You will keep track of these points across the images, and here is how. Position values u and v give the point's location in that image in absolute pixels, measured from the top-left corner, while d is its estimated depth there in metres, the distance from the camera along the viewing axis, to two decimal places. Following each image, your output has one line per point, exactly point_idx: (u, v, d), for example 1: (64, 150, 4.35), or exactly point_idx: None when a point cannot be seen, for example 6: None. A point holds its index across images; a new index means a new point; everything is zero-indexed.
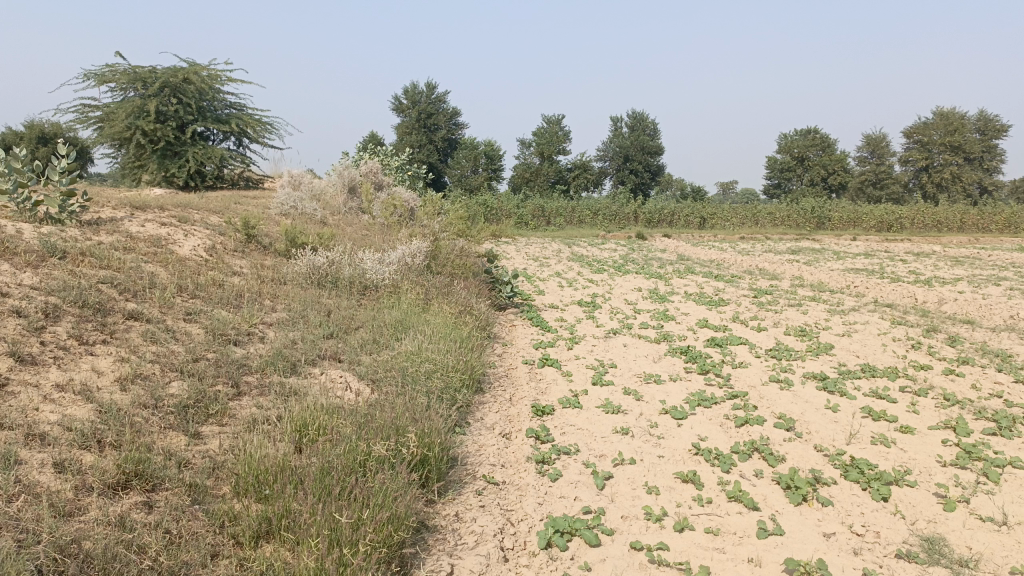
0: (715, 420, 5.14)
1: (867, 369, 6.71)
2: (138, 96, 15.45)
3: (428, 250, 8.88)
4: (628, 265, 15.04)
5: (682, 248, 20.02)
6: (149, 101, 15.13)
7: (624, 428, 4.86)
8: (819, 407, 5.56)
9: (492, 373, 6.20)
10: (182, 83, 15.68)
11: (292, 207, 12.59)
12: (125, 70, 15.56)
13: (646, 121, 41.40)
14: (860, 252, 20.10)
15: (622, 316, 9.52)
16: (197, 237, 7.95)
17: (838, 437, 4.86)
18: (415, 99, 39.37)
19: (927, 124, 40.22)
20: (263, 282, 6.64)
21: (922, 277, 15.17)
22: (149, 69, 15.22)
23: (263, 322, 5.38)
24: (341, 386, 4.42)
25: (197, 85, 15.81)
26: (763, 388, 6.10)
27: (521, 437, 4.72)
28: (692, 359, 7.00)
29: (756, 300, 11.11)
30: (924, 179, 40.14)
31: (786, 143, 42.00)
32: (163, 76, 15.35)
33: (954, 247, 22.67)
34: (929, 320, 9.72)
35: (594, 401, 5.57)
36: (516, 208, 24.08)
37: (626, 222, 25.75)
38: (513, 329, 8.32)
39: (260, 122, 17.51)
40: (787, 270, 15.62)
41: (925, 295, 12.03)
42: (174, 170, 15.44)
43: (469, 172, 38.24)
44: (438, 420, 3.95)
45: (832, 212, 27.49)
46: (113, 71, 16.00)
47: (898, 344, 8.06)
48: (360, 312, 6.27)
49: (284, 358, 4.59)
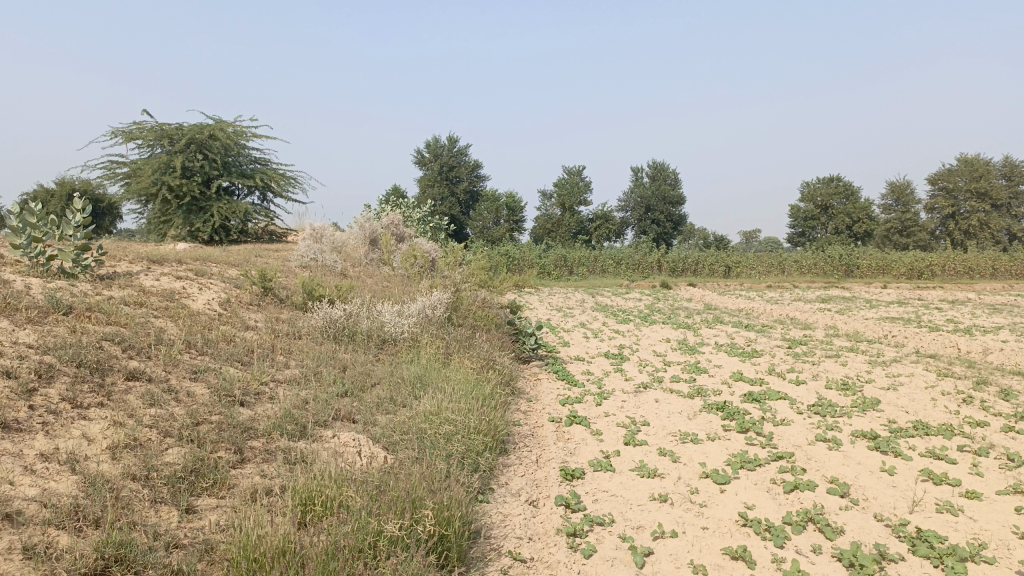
0: (761, 485, 4.72)
1: (920, 427, 6.22)
2: (165, 152, 15.58)
3: (450, 302, 8.59)
4: (655, 315, 14.65)
5: (707, 297, 19.61)
6: (175, 157, 15.22)
7: (662, 496, 4.45)
8: (873, 470, 5.11)
9: (517, 432, 5.82)
10: (208, 139, 15.75)
11: (312, 259, 12.46)
12: (152, 128, 15.74)
13: (667, 171, 41.36)
14: (892, 300, 19.53)
15: (651, 369, 9.12)
16: (213, 290, 7.74)
17: (899, 506, 4.40)
18: (437, 152, 39.74)
19: (952, 171, 39.79)
20: (277, 336, 6.38)
21: (962, 325, 14.58)
22: (175, 125, 15.36)
23: (273, 380, 5.07)
24: (353, 451, 4.07)
25: (223, 141, 15.88)
26: (810, 448, 5.66)
27: (549, 505, 4.33)
28: (729, 417, 6.57)
29: (791, 351, 10.66)
30: (951, 226, 39.52)
31: (809, 191, 41.69)
32: (189, 132, 15.44)
33: (988, 295, 22.03)
34: (977, 371, 9.19)
35: (628, 464, 5.17)
36: (538, 259, 23.85)
37: (650, 271, 25.40)
38: (538, 384, 7.96)
39: (284, 176, 17.52)
40: (819, 320, 15.13)
41: (968, 345, 11.49)
42: (198, 225, 15.41)
43: (490, 224, 38.30)
44: (459, 490, 3.58)
45: (860, 260, 26.97)
46: (140, 129, 16.19)
47: (948, 398, 7.55)
48: (378, 368, 5.95)
49: (293, 420, 4.26)
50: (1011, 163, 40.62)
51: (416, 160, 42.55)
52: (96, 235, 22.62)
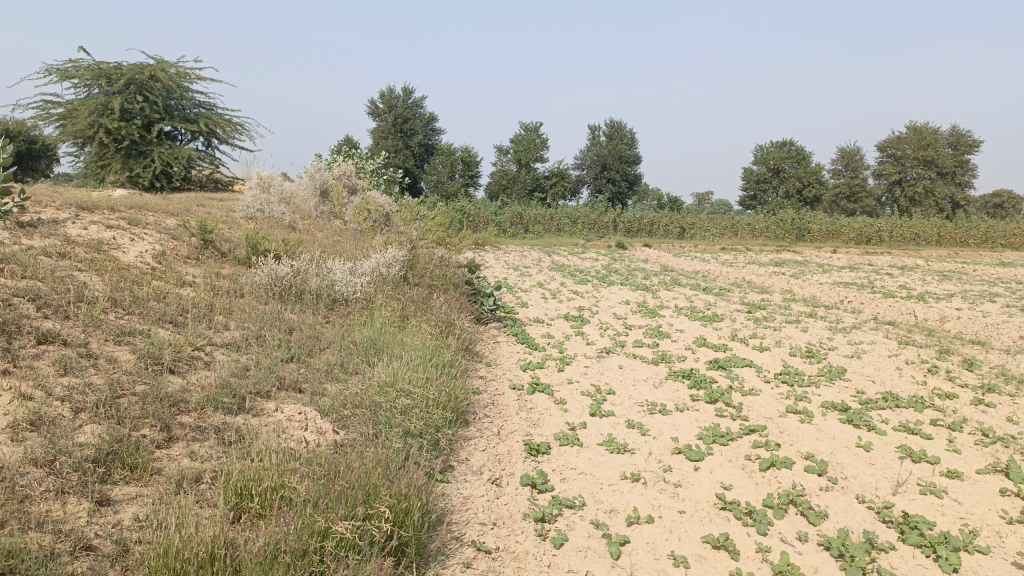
0: (737, 462, 4.47)
1: (891, 399, 6.04)
2: (102, 93, 14.57)
3: (405, 260, 8.10)
4: (612, 276, 14.37)
5: (663, 258, 19.46)
6: (113, 98, 14.24)
7: (634, 474, 4.15)
8: (849, 446, 4.89)
9: (476, 401, 5.45)
10: (148, 81, 14.76)
11: (259, 210, 11.81)
12: (88, 66, 14.66)
13: (624, 129, 40.96)
14: (844, 265, 19.64)
15: (612, 332, 8.82)
16: (145, 241, 7.12)
17: (881, 487, 4.18)
18: (392, 103, 38.46)
19: (901, 138, 40.22)
20: (216, 293, 5.86)
21: (914, 291, 14.63)
22: (113, 65, 14.34)
23: (210, 344, 4.59)
24: (298, 426, 3.67)
25: (165, 83, 14.89)
26: (781, 421, 5.42)
27: (514, 485, 4.00)
28: (697, 386, 6.30)
29: (752, 316, 10.49)
30: (898, 193, 40.09)
31: (762, 155, 41.75)
32: (128, 72, 14.44)
33: (935, 261, 22.31)
34: (937, 340, 9.10)
35: (596, 437, 4.85)
36: (493, 216, 23.33)
37: (605, 231, 25.16)
38: (497, 348, 7.59)
39: (231, 122, 16.60)
40: (775, 283, 15.04)
41: (924, 312, 11.46)
42: (138, 170, 14.51)
43: (445, 178, 37.63)
44: (417, 473, 3.20)
45: (811, 224, 27.12)
46: (76, 66, 15.10)
47: (914, 368, 7.41)
48: (328, 331, 5.50)
49: (231, 389, 3.83)
50: (958, 133, 41.18)
51: (370, 111, 41.29)
52: (28, 180, 21.34)
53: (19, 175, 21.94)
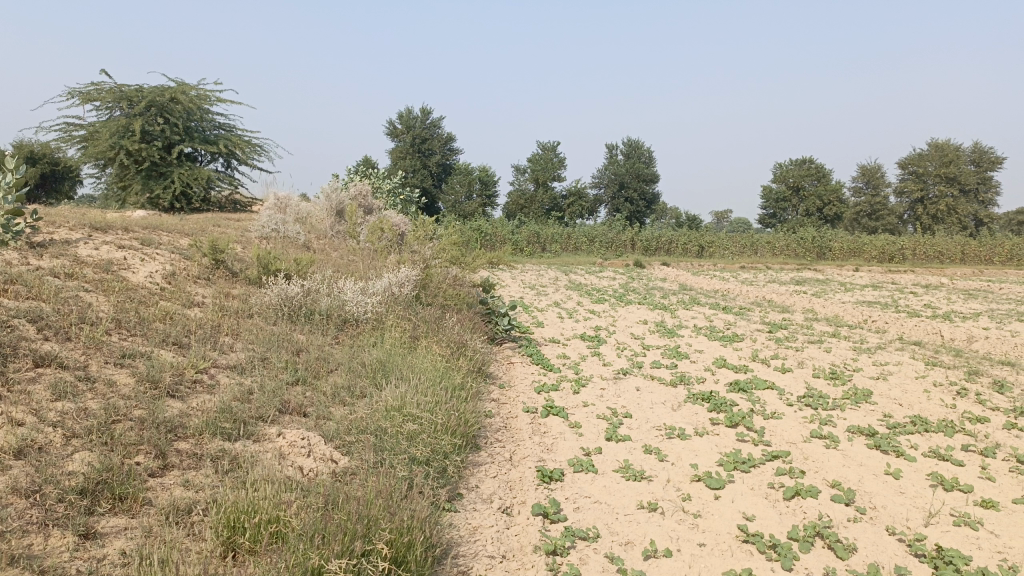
0: (759, 491, 4.28)
1: (920, 423, 5.80)
2: (123, 115, 14.68)
3: (418, 279, 7.97)
4: (630, 295, 14.18)
5: (682, 277, 19.26)
6: (134, 120, 14.35)
7: (651, 504, 3.97)
8: (876, 473, 4.68)
9: (488, 425, 5.29)
10: (169, 103, 14.87)
11: (273, 230, 11.77)
12: (110, 89, 14.80)
13: (641, 148, 40.89)
14: (866, 284, 19.31)
15: (629, 353, 8.62)
16: (156, 262, 7.05)
17: (913, 517, 3.97)
18: (410, 123, 38.60)
19: (922, 155, 39.79)
20: (224, 314, 5.77)
21: (939, 311, 14.31)
22: (135, 87, 14.47)
23: (214, 366, 4.48)
24: (301, 452, 3.54)
25: (185, 105, 14.99)
26: (805, 446, 5.21)
27: (525, 514, 3.83)
28: (717, 409, 6.10)
29: (772, 336, 10.26)
30: (919, 211, 39.61)
31: (781, 173, 41.47)
32: (149, 95, 14.56)
33: (960, 279, 21.91)
34: (965, 361, 8.83)
35: (611, 463, 4.68)
36: (511, 235, 23.24)
37: (622, 250, 25.00)
38: (512, 369, 7.44)
39: (250, 143, 16.67)
40: (796, 303, 14.77)
41: (951, 332, 11.15)
42: (158, 191, 14.56)
43: (463, 198, 37.77)
44: (421, 504, 3.04)
45: (832, 242, 26.75)
46: (98, 89, 15.25)
47: (942, 391, 7.15)
48: (337, 352, 5.38)
49: (232, 414, 3.70)
50: (980, 150, 40.64)
51: (388, 132, 41.49)
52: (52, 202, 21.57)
53: (44, 197, 22.20)
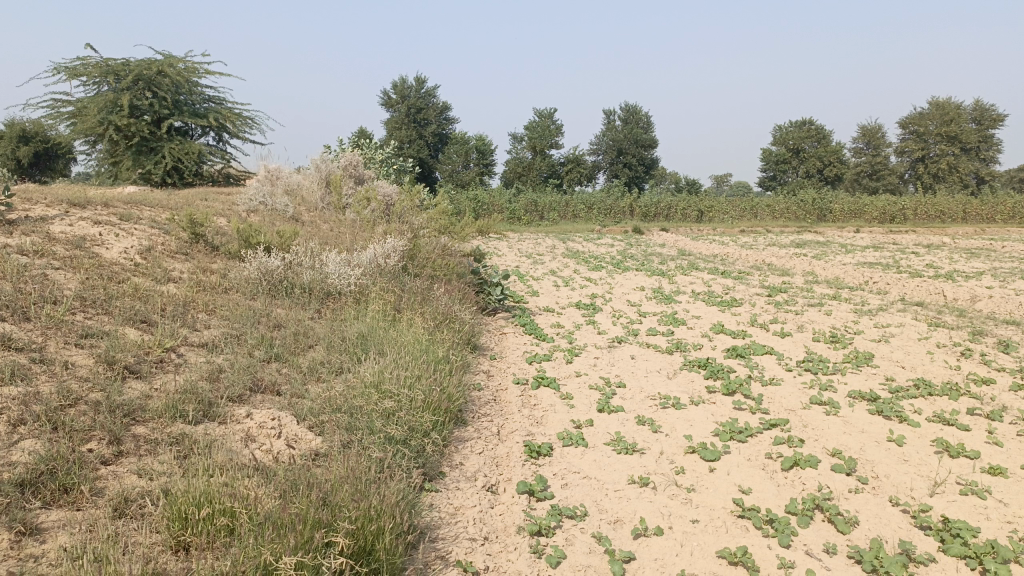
0: (756, 461, 4.10)
1: (923, 386, 5.61)
2: (111, 90, 14.32)
3: (405, 249, 7.74)
4: (628, 262, 13.96)
5: (680, 242, 19.03)
6: (122, 94, 13.99)
7: (642, 478, 3.79)
8: (879, 440, 4.50)
9: (476, 398, 5.11)
10: (157, 76, 14.48)
11: (261, 203, 11.52)
12: (97, 63, 14.40)
13: (639, 113, 40.34)
14: (867, 245, 19.05)
15: (625, 320, 8.43)
16: (133, 237, 6.81)
17: (917, 487, 3.79)
18: (404, 93, 37.97)
19: (923, 114, 39.24)
20: (201, 288, 5.55)
21: (941, 270, 14.07)
22: (121, 61, 14.07)
23: (184, 344, 4.28)
24: (270, 434, 3.38)
25: (173, 78, 14.61)
26: (805, 414, 5.02)
27: (510, 493, 3.65)
28: (714, 376, 5.91)
29: (771, 299, 10.05)
30: (921, 170, 39.16)
31: (781, 135, 40.97)
32: (136, 68, 14.11)
33: (962, 239, 21.65)
34: (969, 321, 8.62)
35: (602, 436, 4.49)
36: (507, 204, 22.93)
37: (621, 216, 24.72)
38: (503, 339, 7.25)
39: (241, 115, 16.32)
40: (796, 265, 14.53)
41: (954, 292, 10.93)
42: (150, 167, 14.26)
43: (460, 167, 37.67)
44: (393, 488, 2.86)
45: (832, 204, 26.46)
46: (84, 63, 14.85)
47: (945, 352, 6.95)
48: (318, 327, 5.18)
49: (198, 394, 3.52)
50: (982, 107, 40.09)
51: (383, 101, 40.87)
52: (44, 180, 21.24)
53: (38, 175, 21.90)
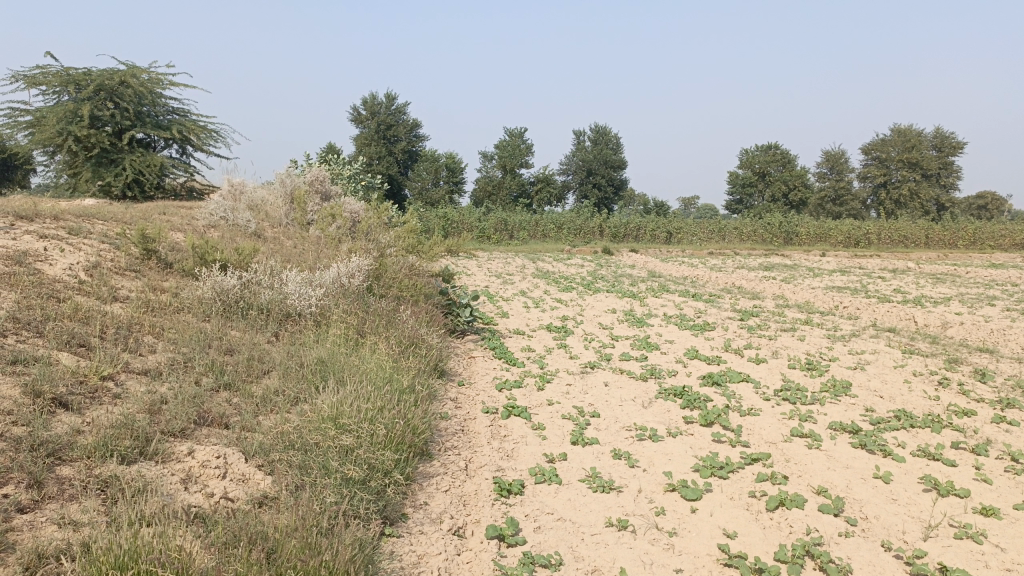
0: (739, 500, 3.87)
1: (904, 418, 5.44)
2: (71, 100, 13.83)
3: (371, 269, 7.44)
4: (598, 283, 13.78)
5: (650, 264, 18.94)
6: (83, 105, 13.52)
7: (621, 521, 3.54)
8: (864, 476, 4.30)
9: (443, 429, 4.82)
10: (119, 87, 14.03)
11: (222, 217, 11.14)
12: (57, 72, 13.91)
13: (609, 134, 40.52)
14: (834, 269, 19.13)
15: (597, 345, 8.20)
16: (80, 253, 6.42)
17: (910, 530, 3.58)
18: (375, 110, 37.69)
19: (885, 141, 39.98)
20: (150, 308, 5.21)
21: (909, 295, 14.09)
22: (82, 70, 13.60)
23: (125, 372, 3.94)
24: (213, 475, 3.08)
25: (136, 89, 14.17)
26: (786, 447, 4.81)
27: (479, 537, 3.37)
28: (690, 405, 5.68)
29: (744, 324, 9.90)
30: (883, 195, 39.80)
31: (747, 159, 41.38)
32: (98, 78, 13.69)
33: (927, 264, 21.89)
34: (942, 348, 8.54)
35: (577, 472, 4.23)
36: (477, 222, 22.69)
37: (591, 237, 24.64)
38: (472, 364, 6.97)
39: (206, 128, 15.89)
40: (766, 289, 14.46)
41: (925, 317, 10.90)
42: (109, 179, 13.78)
43: (429, 185, 37.66)
44: (348, 540, 2.57)
45: (799, 227, 26.66)
46: (44, 72, 14.34)
47: (923, 381, 6.82)
48: (275, 352, 4.86)
49: (135, 428, 3.19)
50: (942, 134, 40.94)
51: (354, 117, 40.54)
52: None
53: None
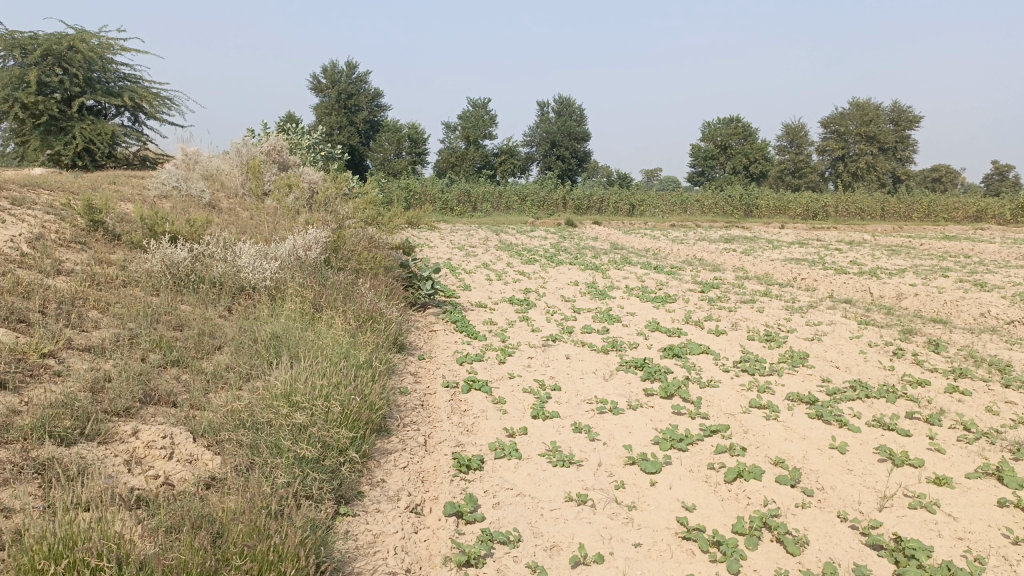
0: (697, 473, 3.88)
1: (860, 389, 5.51)
2: (16, 65, 13.24)
3: (329, 241, 7.28)
4: (561, 255, 13.74)
5: (613, 236, 18.96)
6: (29, 70, 12.97)
7: (580, 496, 3.52)
8: (821, 447, 4.33)
9: (401, 404, 4.75)
10: (67, 52, 13.48)
11: (175, 187, 10.82)
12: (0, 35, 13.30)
13: (573, 106, 40.33)
14: (793, 241, 19.35)
15: (559, 317, 8.17)
16: (23, 223, 6.15)
17: (865, 501, 3.62)
18: (335, 78, 36.96)
19: (844, 114, 40.42)
20: (95, 282, 5.01)
21: (866, 267, 14.32)
22: (27, 34, 13.02)
23: (67, 349, 3.78)
24: (159, 456, 2.97)
25: (86, 55, 13.63)
26: (745, 418, 4.83)
27: (437, 515, 3.32)
28: (651, 377, 5.68)
29: (705, 296, 9.96)
30: (841, 168, 40.35)
31: (709, 132, 41.47)
32: (45, 43, 13.13)
33: (882, 236, 22.28)
34: (897, 319, 8.69)
35: (536, 446, 4.20)
36: (440, 193, 22.47)
37: (554, 208, 24.58)
38: (433, 338, 6.89)
39: (159, 96, 15.39)
40: (727, 261, 14.57)
41: (880, 289, 11.08)
42: (59, 148, 13.29)
43: (392, 155, 37.12)
44: (299, 524, 2.49)
45: (759, 200, 26.91)
46: None
47: (879, 351, 6.92)
48: (227, 327, 4.72)
49: (77, 407, 3.06)
50: (898, 108, 41.51)
51: (313, 86, 39.72)
52: None
53: None
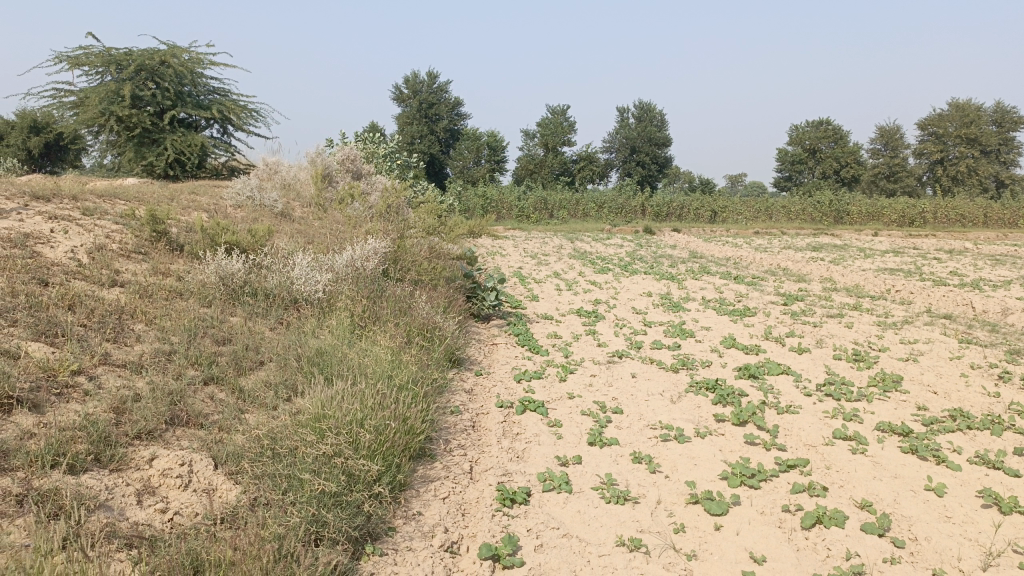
0: (768, 515, 3.46)
1: (960, 419, 4.92)
2: (113, 80, 13.69)
3: (388, 252, 7.09)
4: (636, 264, 13.28)
5: (693, 244, 18.34)
6: (124, 84, 13.38)
7: (634, 541, 3.16)
8: (914, 488, 3.83)
9: (451, 425, 4.49)
10: (160, 66, 13.85)
11: (249, 197, 10.89)
12: (98, 52, 13.77)
13: (653, 111, 39.56)
14: (887, 249, 18.26)
15: (628, 331, 7.77)
16: (89, 234, 6.18)
17: (967, 557, 3.13)
18: (416, 88, 37.35)
19: (943, 115, 38.24)
20: (146, 293, 4.93)
21: (967, 278, 13.29)
22: (123, 50, 13.44)
23: (103, 365, 3.66)
24: (174, 486, 2.81)
25: (177, 69, 13.99)
26: (827, 451, 4.35)
27: (472, 557, 3.02)
28: (723, 401, 5.23)
29: (788, 309, 9.35)
30: (939, 172, 38.16)
31: (797, 135, 39.99)
32: (139, 58, 13.53)
33: (986, 244, 20.81)
34: (1003, 338, 7.90)
35: (590, 478, 3.86)
36: (516, 202, 22.27)
37: (632, 216, 24.03)
38: (493, 352, 6.61)
39: (246, 108, 15.72)
40: (813, 271, 13.80)
41: (983, 303, 10.19)
42: (151, 159, 13.68)
43: (471, 163, 37.26)
44: None
45: (849, 206, 25.62)
46: (87, 53, 14.23)
47: (981, 375, 6.24)
48: (273, 342, 4.56)
49: (93, 429, 2.90)
50: (1003, 109, 39.01)
51: (396, 96, 40.28)
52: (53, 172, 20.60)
53: (51, 166, 21.24)
